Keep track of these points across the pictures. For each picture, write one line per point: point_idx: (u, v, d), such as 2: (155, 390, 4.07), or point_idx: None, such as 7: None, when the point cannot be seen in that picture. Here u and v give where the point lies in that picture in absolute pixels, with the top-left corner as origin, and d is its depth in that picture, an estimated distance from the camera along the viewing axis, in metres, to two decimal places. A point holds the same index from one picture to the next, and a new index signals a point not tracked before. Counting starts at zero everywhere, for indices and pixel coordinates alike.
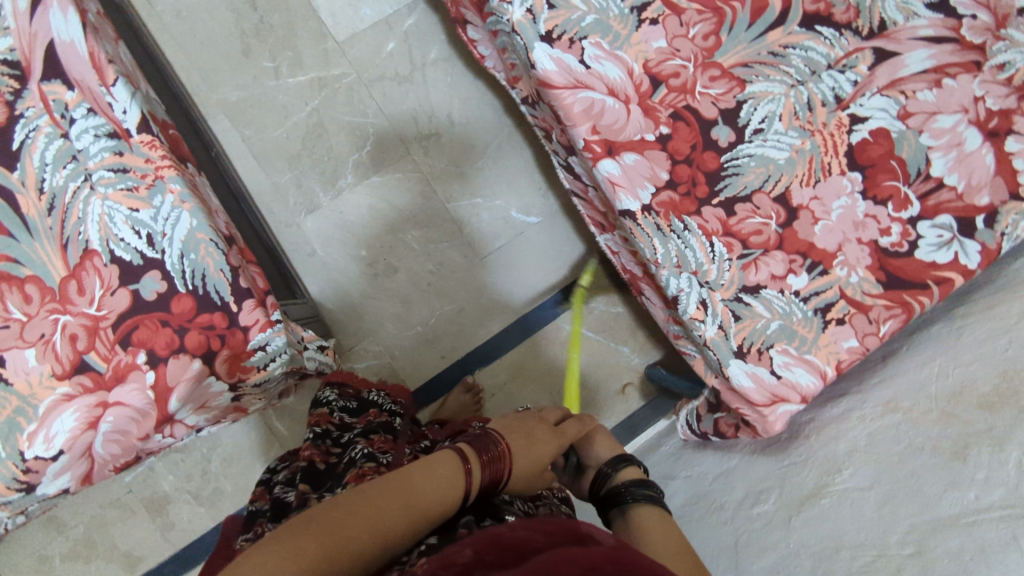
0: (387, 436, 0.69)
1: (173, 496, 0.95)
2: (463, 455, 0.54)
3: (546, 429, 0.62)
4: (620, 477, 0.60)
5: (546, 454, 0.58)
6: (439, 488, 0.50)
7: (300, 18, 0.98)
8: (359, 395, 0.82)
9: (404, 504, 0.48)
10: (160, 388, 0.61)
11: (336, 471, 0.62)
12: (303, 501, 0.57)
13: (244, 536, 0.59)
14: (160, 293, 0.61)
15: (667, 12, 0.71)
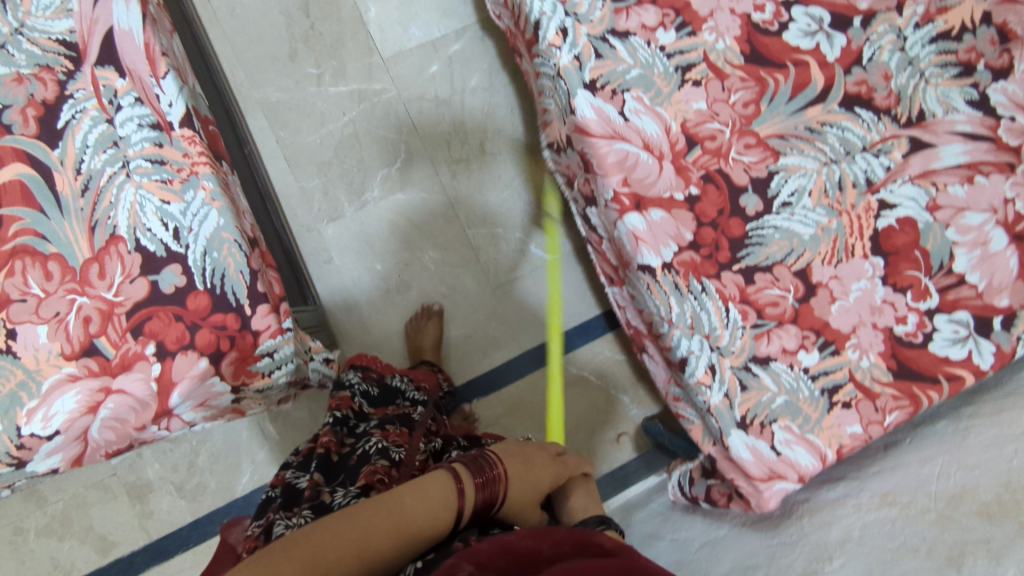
0: (404, 428, 0.72)
1: (155, 485, 0.95)
2: (455, 475, 0.57)
3: (543, 455, 0.66)
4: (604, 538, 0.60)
5: (541, 480, 0.63)
6: (432, 510, 0.53)
7: (350, 30, 0.99)
8: (381, 378, 0.83)
9: (397, 524, 0.52)
10: (164, 381, 0.61)
11: (349, 464, 0.65)
12: (315, 494, 0.60)
13: (259, 521, 0.63)
14: (178, 287, 0.61)
15: (711, 75, 0.71)
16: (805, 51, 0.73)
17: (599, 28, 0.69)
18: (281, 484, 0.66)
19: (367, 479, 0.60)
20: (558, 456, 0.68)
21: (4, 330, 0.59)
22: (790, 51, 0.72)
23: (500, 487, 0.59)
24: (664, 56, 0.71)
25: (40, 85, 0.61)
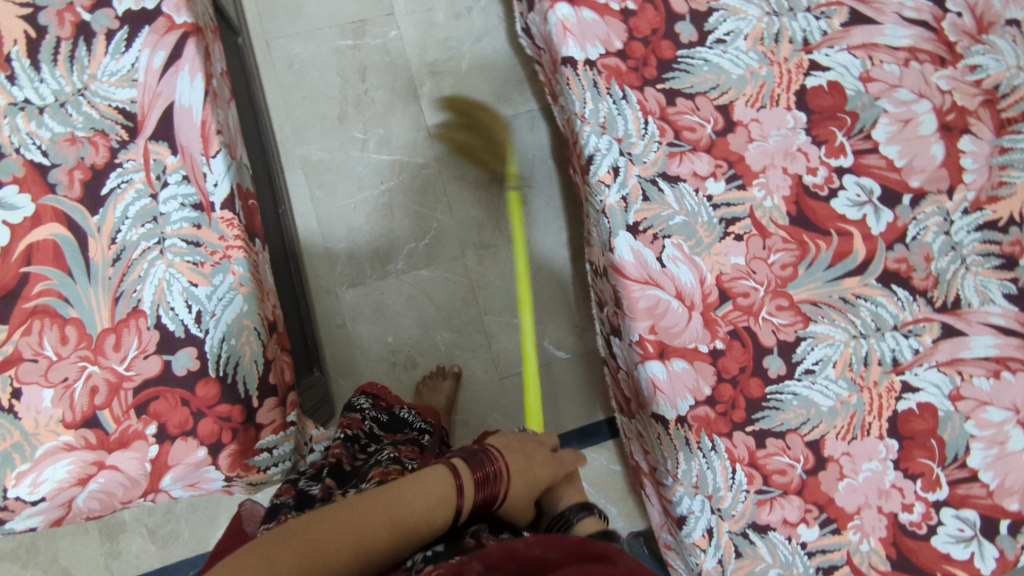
0: (414, 449, 0.75)
1: (128, 526, 0.95)
2: (455, 470, 0.58)
3: (544, 454, 0.66)
4: (580, 526, 0.62)
5: (540, 478, 0.64)
6: (429, 507, 0.54)
7: (403, 101, 1.01)
8: (390, 406, 0.86)
9: (394, 518, 0.52)
10: (159, 463, 0.60)
11: (361, 471, 0.66)
12: (327, 495, 0.60)
13: (266, 523, 0.58)
14: (190, 370, 0.61)
15: (754, 232, 0.71)
16: (851, 220, 0.72)
17: (651, 170, 0.70)
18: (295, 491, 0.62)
19: (382, 476, 0.62)
20: (558, 452, 0.68)
21: (9, 388, 0.59)
22: (836, 218, 0.72)
23: (501, 486, 0.60)
24: (711, 206, 0.71)
25: (92, 149, 0.61)
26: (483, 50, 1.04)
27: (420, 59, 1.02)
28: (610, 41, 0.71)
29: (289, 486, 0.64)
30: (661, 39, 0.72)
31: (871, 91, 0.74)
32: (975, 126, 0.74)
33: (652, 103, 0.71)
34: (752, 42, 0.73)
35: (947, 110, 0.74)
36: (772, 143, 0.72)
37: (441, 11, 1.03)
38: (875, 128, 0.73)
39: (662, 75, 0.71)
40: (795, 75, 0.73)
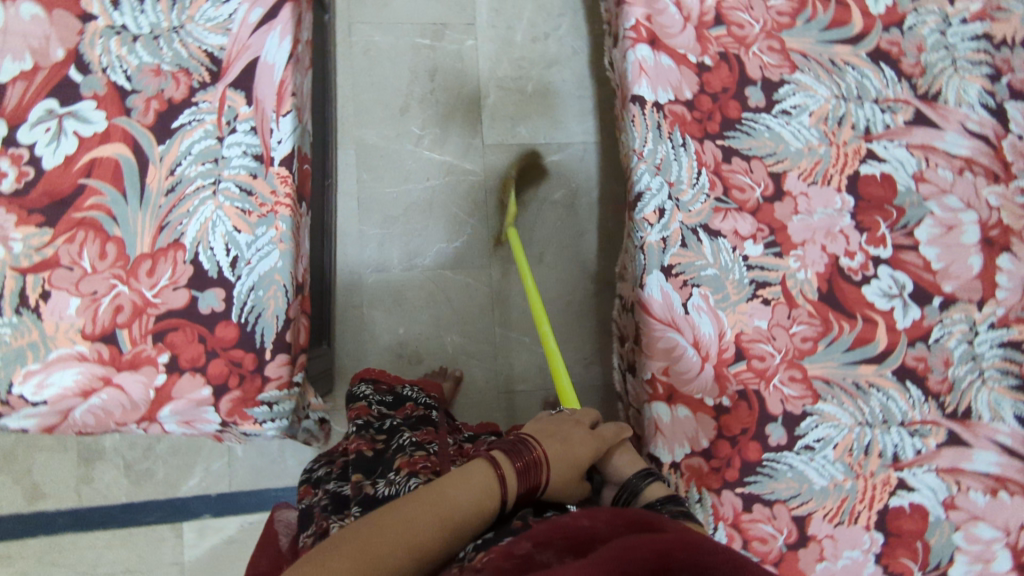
0: (429, 427, 0.75)
1: (106, 456, 0.94)
2: (494, 461, 0.54)
3: (581, 432, 0.61)
4: (650, 492, 0.59)
5: (582, 459, 0.59)
6: (476, 500, 0.50)
7: (465, 107, 1.04)
8: (392, 388, 0.86)
9: (444, 516, 0.48)
10: (162, 392, 0.61)
11: (385, 457, 0.65)
12: (358, 492, 0.60)
13: (307, 531, 0.65)
14: (214, 310, 0.62)
15: (782, 299, 0.72)
16: (878, 310, 0.73)
17: (695, 218, 0.71)
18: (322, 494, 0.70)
19: (410, 468, 0.61)
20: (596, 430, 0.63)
21: (39, 289, 0.60)
22: (864, 304, 0.73)
23: (544, 471, 0.55)
24: (745, 265, 0.72)
25: (173, 84, 0.64)
26: (551, 76, 1.07)
27: (490, 72, 1.05)
28: (681, 89, 0.73)
29: (309, 487, 0.75)
30: (730, 98, 0.73)
31: (922, 191, 0.75)
32: (1016, 246, 0.76)
33: (708, 156, 0.72)
34: (817, 119, 0.74)
35: (991, 225, 0.76)
36: (816, 219, 0.73)
37: (520, 31, 1.07)
38: (919, 227, 0.75)
39: (725, 131, 0.73)
40: (851, 159, 0.75)
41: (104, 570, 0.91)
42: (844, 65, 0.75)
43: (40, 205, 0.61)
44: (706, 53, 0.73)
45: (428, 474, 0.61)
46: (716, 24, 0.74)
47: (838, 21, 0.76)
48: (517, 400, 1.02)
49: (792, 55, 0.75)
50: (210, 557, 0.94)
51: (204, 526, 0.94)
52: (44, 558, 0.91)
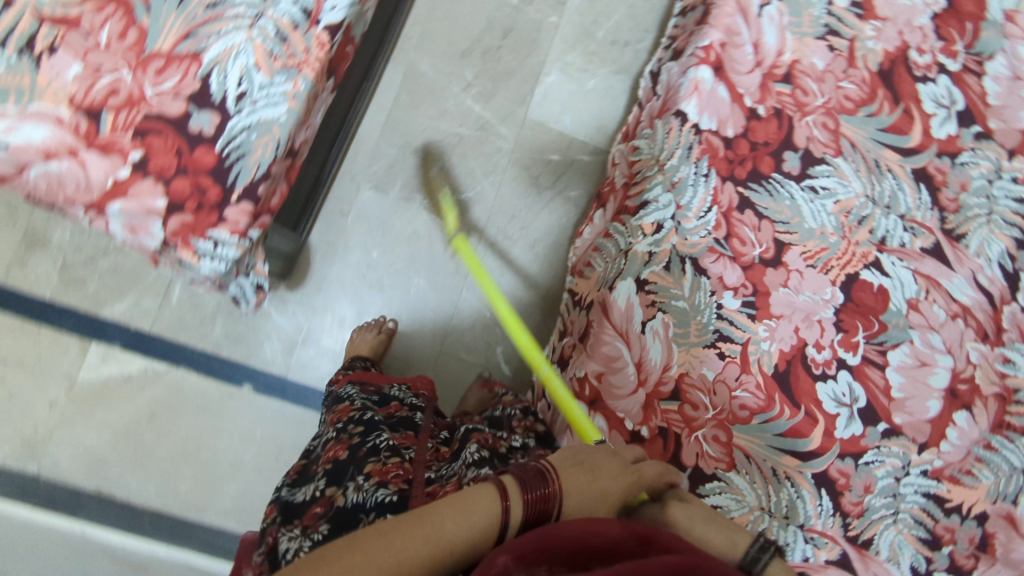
0: (410, 430, 0.70)
1: (48, 248, 0.93)
2: (503, 490, 0.46)
3: (612, 460, 0.54)
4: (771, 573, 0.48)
5: (609, 493, 0.51)
6: (474, 539, 0.44)
7: (523, 74, 1.03)
8: (380, 390, 0.79)
9: (435, 555, 0.42)
10: (119, 188, 0.56)
11: (358, 459, 0.63)
12: (328, 507, 0.60)
13: (260, 547, 0.64)
14: (201, 132, 0.57)
15: (737, 359, 0.70)
16: (824, 411, 0.70)
17: (689, 248, 0.72)
18: (278, 504, 0.66)
19: (381, 476, 0.59)
20: (634, 464, 0.56)
21: (48, 41, 0.52)
22: (815, 400, 0.70)
23: (559, 500, 0.48)
24: (716, 312, 0.71)
25: None
26: (615, 83, 1.05)
27: (560, 54, 1.04)
28: (725, 125, 0.73)
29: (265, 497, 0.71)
30: (766, 153, 0.73)
31: (909, 317, 0.73)
32: (977, 409, 0.72)
33: (725, 199, 0.72)
34: (839, 209, 0.74)
35: (963, 378, 0.72)
36: (800, 299, 0.72)
37: (603, 29, 1.06)
38: (894, 349, 0.72)
39: (749, 181, 0.73)
40: (856, 260, 0.73)
41: None
42: (885, 170, 0.75)
43: None
44: (764, 102, 0.74)
45: (398, 485, 0.58)
46: (784, 80, 0.75)
47: (897, 128, 0.76)
48: (453, 366, 0.99)
49: (841, 140, 0.75)
50: (103, 385, 0.92)
51: (110, 354, 0.93)
52: None
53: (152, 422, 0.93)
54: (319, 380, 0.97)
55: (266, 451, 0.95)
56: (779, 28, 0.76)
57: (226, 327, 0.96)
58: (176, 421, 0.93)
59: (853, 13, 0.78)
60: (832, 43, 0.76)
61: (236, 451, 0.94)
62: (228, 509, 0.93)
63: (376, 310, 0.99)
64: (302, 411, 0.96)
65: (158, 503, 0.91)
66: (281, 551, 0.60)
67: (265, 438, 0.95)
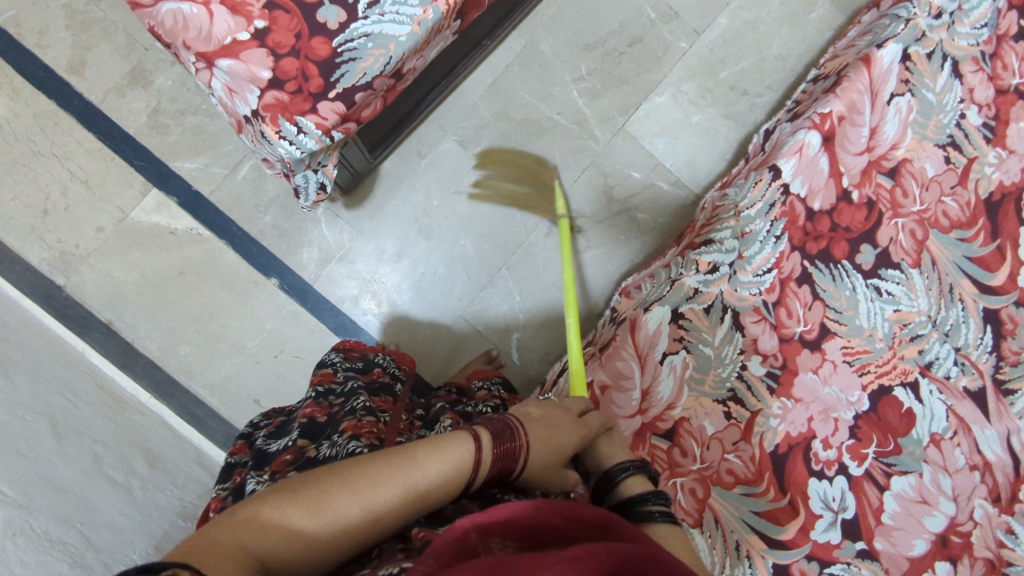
0: (389, 396, 0.69)
1: (148, 88, 0.97)
2: (476, 438, 0.48)
3: (567, 418, 0.56)
4: (623, 484, 0.53)
5: (564, 447, 0.53)
6: (444, 477, 0.45)
7: (636, 87, 1.03)
8: (364, 355, 0.81)
9: (410, 493, 0.43)
10: (234, 47, 0.62)
11: (335, 421, 0.61)
12: (298, 457, 0.56)
13: (223, 485, 0.61)
14: (325, 24, 0.62)
15: (741, 425, 0.69)
16: (808, 507, 0.67)
17: (735, 299, 0.70)
18: (251, 451, 0.64)
19: (354, 430, 0.56)
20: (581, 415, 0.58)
21: None
22: (802, 493, 0.68)
23: (523, 455, 0.50)
24: (737, 371, 0.70)
25: None
26: (720, 126, 1.04)
27: (677, 80, 1.04)
28: (814, 195, 0.71)
29: (245, 444, 0.67)
30: (844, 239, 0.71)
31: (927, 451, 0.70)
32: (962, 565, 0.69)
33: (787, 267, 0.71)
34: (896, 318, 0.72)
35: (959, 530, 0.69)
36: (824, 391, 0.70)
37: (727, 71, 1.04)
38: (900, 476, 0.69)
39: (818, 259, 0.71)
40: (894, 373, 0.71)
41: (72, 164, 0.94)
42: (957, 298, 0.73)
43: None
44: (860, 188, 0.72)
45: (370, 439, 0.55)
46: (888, 173, 0.72)
47: (984, 261, 0.74)
48: (470, 338, 1.00)
49: (924, 253, 0.73)
50: (148, 229, 0.96)
51: (165, 204, 0.96)
52: (37, 117, 0.94)
53: (179, 279, 0.95)
54: (340, 299, 0.99)
55: (269, 345, 0.97)
56: (903, 122, 0.73)
57: (275, 219, 0.98)
58: (199, 287, 0.96)
59: (982, 133, 0.74)
60: (951, 155, 0.74)
61: (242, 334, 0.97)
62: (216, 385, 0.95)
63: (416, 255, 1.00)
64: (314, 322, 0.98)
65: (156, 354, 0.94)
66: (243, 491, 0.56)
67: (272, 333, 0.97)
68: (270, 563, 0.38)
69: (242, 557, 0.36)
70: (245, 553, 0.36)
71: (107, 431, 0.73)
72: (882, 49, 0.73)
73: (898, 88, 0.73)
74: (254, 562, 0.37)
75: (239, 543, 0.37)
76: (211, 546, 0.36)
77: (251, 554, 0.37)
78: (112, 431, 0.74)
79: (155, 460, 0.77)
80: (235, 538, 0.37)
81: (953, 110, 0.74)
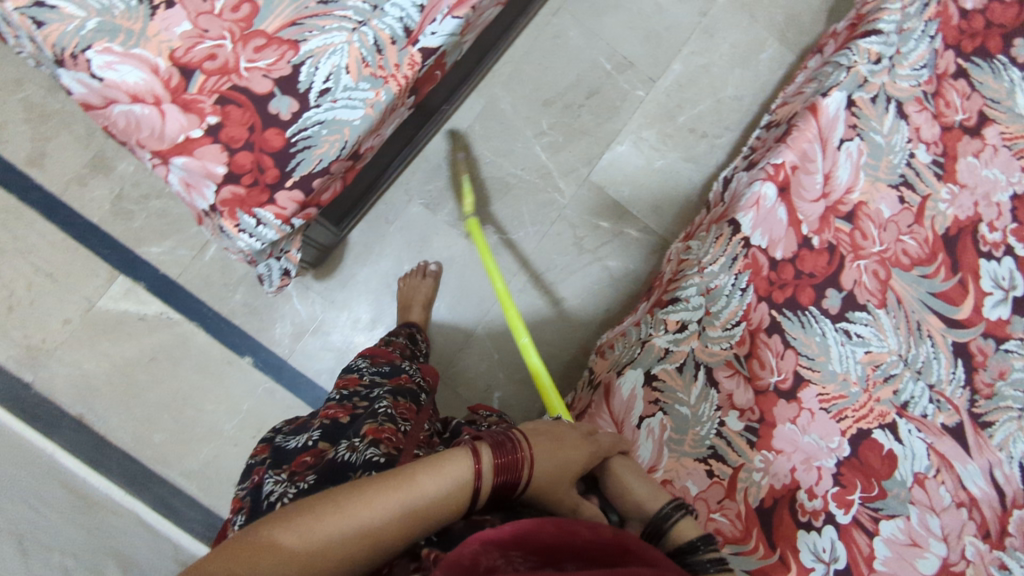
0: (413, 401, 0.68)
1: (110, 175, 0.96)
2: (475, 452, 0.47)
3: (574, 435, 0.56)
4: (678, 528, 0.52)
5: (572, 465, 0.53)
6: (444, 494, 0.44)
7: (598, 137, 1.04)
8: (393, 360, 0.79)
9: (408, 512, 0.42)
10: (188, 145, 0.62)
11: (357, 425, 0.58)
12: (317, 459, 0.56)
13: (246, 483, 0.61)
14: (277, 115, 0.63)
15: (724, 483, 0.68)
16: (800, 560, 0.67)
17: (707, 355, 0.71)
18: (271, 449, 0.65)
19: (374, 436, 0.54)
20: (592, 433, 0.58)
21: None
22: (793, 547, 0.67)
23: (527, 467, 0.49)
24: (715, 428, 0.69)
25: None
26: (683, 170, 1.05)
27: (637, 128, 1.05)
28: (775, 245, 0.72)
29: (266, 443, 0.67)
30: (808, 285, 0.72)
31: (912, 492, 0.70)
32: None
33: (756, 318, 0.71)
34: (868, 359, 0.72)
35: (952, 570, 0.69)
36: (804, 440, 0.70)
37: (685, 115, 1.06)
38: (888, 520, 0.69)
39: (785, 307, 0.71)
40: (871, 416, 0.71)
41: (35, 258, 0.93)
42: (925, 335, 0.73)
43: None
44: (820, 234, 0.72)
45: (389, 447, 0.53)
46: (846, 217, 0.73)
47: (948, 295, 0.74)
48: (448, 398, 0.98)
49: (889, 293, 0.73)
50: (117, 317, 0.94)
51: (133, 290, 0.95)
52: None
53: (150, 366, 0.94)
54: (317, 372, 0.98)
55: (247, 426, 0.95)
56: (854, 166, 0.73)
57: (246, 296, 0.97)
58: (172, 372, 0.94)
59: (933, 170, 0.75)
60: (905, 194, 0.75)
61: (218, 418, 0.95)
62: (194, 472, 0.93)
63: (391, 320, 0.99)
64: (291, 398, 0.97)
65: (130, 445, 0.92)
66: (262, 492, 0.56)
67: (249, 413, 0.96)
68: None
69: None
70: None
71: (79, 540, 0.71)
72: (826, 98, 0.74)
73: (847, 134, 0.74)
74: None
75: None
76: None
77: None
78: (85, 540, 0.72)
79: (131, 564, 0.75)
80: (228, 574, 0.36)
81: (902, 150, 0.75)
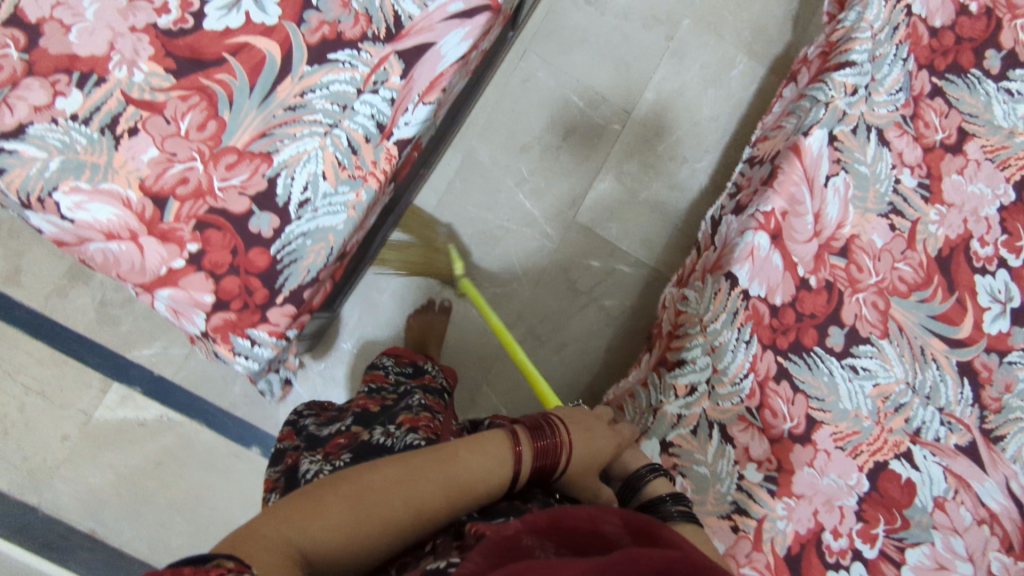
0: (438, 398, 0.75)
1: (89, 283, 0.95)
2: (512, 436, 0.55)
3: (601, 424, 0.63)
4: (654, 484, 0.60)
5: (602, 450, 0.59)
6: (480, 469, 0.51)
7: (579, 177, 1.04)
8: (414, 361, 0.85)
9: (447, 483, 0.49)
10: (172, 275, 0.61)
11: (392, 413, 0.65)
12: (352, 439, 0.60)
13: (276, 466, 0.64)
14: (259, 233, 0.62)
15: (750, 535, 0.68)
16: None
17: (719, 413, 0.71)
18: (301, 435, 0.68)
19: (411, 424, 0.60)
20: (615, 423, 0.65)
21: (131, 123, 0.61)
22: None
23: (564, 450, 0.56)
24: (736, 482, 0.70)
25: (352, 21, 0.64)
26: (667, 199, 1.04)
27: (617, 162, 1.04)
28: (774, 291, 0.72)
29: (292, 431, 0.71)
30: (811, 326, 0.72)
31: (934, 516, 0.71)
32: None
33: (763, 367, 0.71)
34: (877, 392, 0.72)
35: None
36: (824, 482, 0.70)
37: (664, 143, 1.05)
38: (913, 548, 0.70)
39: (790, 352, 0.71)
40: (886, 447, 0.72)
41: (24, 377, 0.92)
42: (930, 359, 0.74)
43: (180, 54, 0.62)
44: (816, 273, 0.73)
45: (426, 432, 0.59)
46: (839, 253, 0.73)
47: (948, 316, 0.75)
48: None
49: (890, 322, 0.74)
50: (116, 426, 0.94)
51: (128, 397, 0.94)
52: None
53: (158, 471, 0.94)
54: None
55: None
56: (842, 200, 0.74)
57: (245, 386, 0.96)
58: (180, 473, 0.94)
59: (919, 194, 0.76)
60: (894, 222, 0.75)
61: (232, 512, 0.94)
62: None
63: None
64: None
65: (148, 553, 0.92)
66: (297, 471, 0.59)
67: None
68: (320, 551, 0.44)
69: (291, 546, 0.42)
70: (295, 544, 0.43)
71: None
72: (807, 137, 0.73)
73: (832, 169, 0.74)
74: (303, 549, 0.43)
75: (287, 537, 0.43)
76: (263, 538, 0.42)
77: (302, 545, 0.43)
78: None
79: None
80: (286, 530, 0.43)
81: (887, 176, 0.75)
